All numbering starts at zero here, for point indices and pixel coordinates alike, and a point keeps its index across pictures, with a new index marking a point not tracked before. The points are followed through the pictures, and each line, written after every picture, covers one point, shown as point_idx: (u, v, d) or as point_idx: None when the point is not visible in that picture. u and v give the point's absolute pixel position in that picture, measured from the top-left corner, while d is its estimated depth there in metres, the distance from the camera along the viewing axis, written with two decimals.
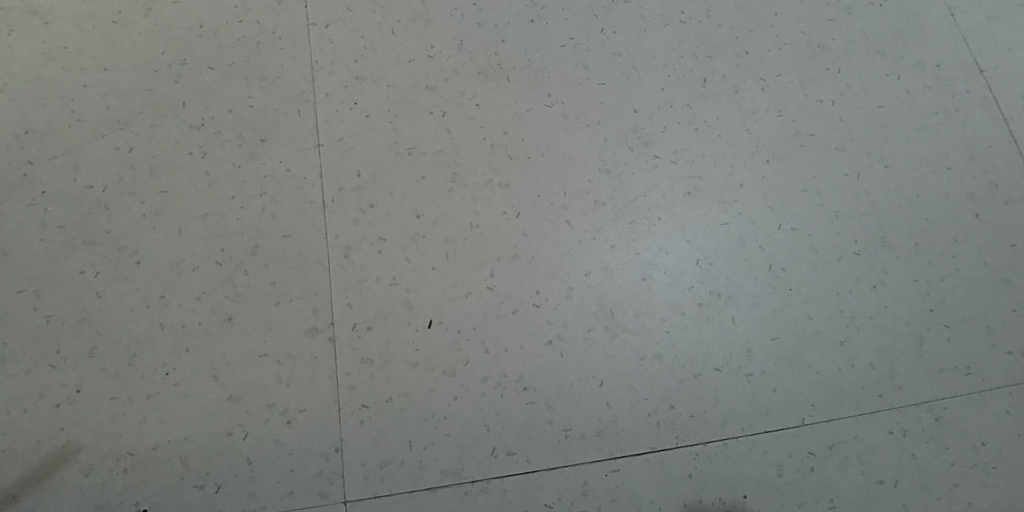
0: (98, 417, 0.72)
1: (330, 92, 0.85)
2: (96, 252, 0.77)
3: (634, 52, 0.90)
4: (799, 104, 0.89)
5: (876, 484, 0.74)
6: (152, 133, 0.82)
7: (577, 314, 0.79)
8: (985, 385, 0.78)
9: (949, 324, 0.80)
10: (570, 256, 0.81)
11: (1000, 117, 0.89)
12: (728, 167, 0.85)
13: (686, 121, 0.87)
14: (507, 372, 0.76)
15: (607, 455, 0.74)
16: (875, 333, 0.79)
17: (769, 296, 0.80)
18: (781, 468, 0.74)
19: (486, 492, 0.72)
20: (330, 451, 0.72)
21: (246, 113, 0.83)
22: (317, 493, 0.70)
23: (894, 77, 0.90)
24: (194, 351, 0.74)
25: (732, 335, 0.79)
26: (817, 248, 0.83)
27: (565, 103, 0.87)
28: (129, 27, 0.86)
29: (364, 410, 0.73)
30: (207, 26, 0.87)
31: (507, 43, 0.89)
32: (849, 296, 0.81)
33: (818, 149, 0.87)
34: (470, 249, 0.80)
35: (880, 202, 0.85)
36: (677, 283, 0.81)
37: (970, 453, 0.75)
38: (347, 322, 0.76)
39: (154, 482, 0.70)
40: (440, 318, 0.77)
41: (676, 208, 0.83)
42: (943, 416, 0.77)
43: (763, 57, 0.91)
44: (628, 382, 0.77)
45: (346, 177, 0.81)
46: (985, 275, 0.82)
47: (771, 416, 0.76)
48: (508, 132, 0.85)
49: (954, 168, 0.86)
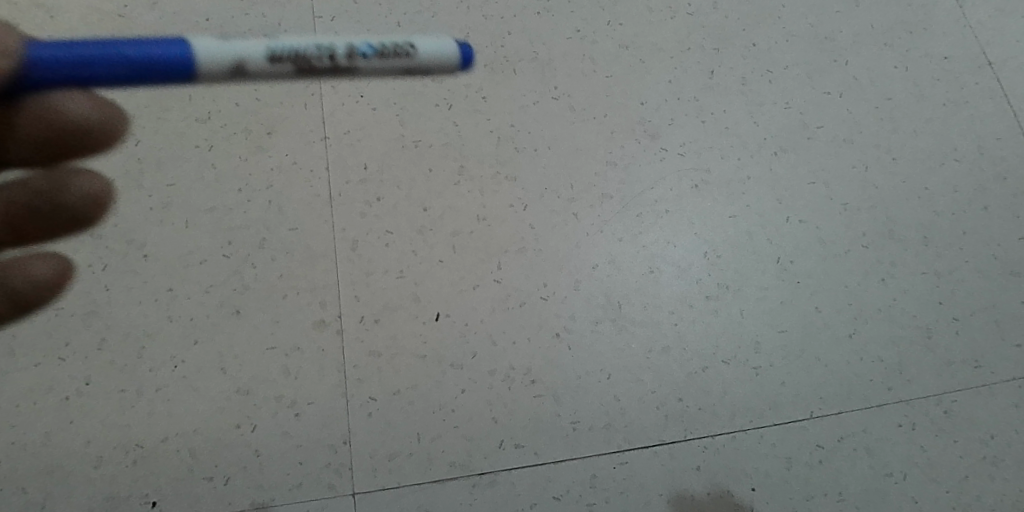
0: (107, 410, 0.72)
1: (336, 85, 0.85)
2: (103, 246, 0.77)
3: (640, 45, 0.90)
4: (806, 96, 0.89)
5: (885, 477, 0.74)
6: (158, 125, 0.82)
7: (585, 307, 0.78)
8: (994, 378, 0.78)
9: (957, 316, 0.80)
10: (577, 250, 0.80)
11: (1009, 109, 0.89)
12: (735, 159, 0.85)
13: (693, 114, 0.87)
14: (514, 365, 0.76)
15: (614, 447, 0.74)
16: (883, 325, 0.79)
17: (777, 288, 0.80)
18: (789, 461, 0.74)
19: (494, 485, 0.71)
20: (338, 444, 0.72)
21: (252, 106, 0.83)
22: (325, 485, 0.70)
23: (902, 69, 0.90)
24: (202, 344, 0.74)
25: (740, 327, 0.79)
26: (825, 240, 0.82)
27: (571, 96, 0.86)
28: (134, 20, 0.87)
29: (372, 402, 0.73)
30: (212, 19, 0.87)
31: (513, 36, 0.89)
32: (857, 289, 0.80)
33: (826, 142, 0.86)
34: (477, 242, 0.80)
35: (889, 195, 0.84)
36: (685, 276, 0.80)
37: (979, 446, 0.75)
38: (354, 315, 0.76)
39: (163, 473, 0.70)
40: (447, 310, 0.77)
41: (685, 200, 0.83)
42: (951, 409, 0.76)
43: (770, 49, 0.91)
44: (636, 374, 0.76)
45: (353, 169, 0.81)
46: (994, 267, 0.82)
47: (779, 408, 0.76)
48: (514, 125, 0.85)
49: (962, 161, 0.86)
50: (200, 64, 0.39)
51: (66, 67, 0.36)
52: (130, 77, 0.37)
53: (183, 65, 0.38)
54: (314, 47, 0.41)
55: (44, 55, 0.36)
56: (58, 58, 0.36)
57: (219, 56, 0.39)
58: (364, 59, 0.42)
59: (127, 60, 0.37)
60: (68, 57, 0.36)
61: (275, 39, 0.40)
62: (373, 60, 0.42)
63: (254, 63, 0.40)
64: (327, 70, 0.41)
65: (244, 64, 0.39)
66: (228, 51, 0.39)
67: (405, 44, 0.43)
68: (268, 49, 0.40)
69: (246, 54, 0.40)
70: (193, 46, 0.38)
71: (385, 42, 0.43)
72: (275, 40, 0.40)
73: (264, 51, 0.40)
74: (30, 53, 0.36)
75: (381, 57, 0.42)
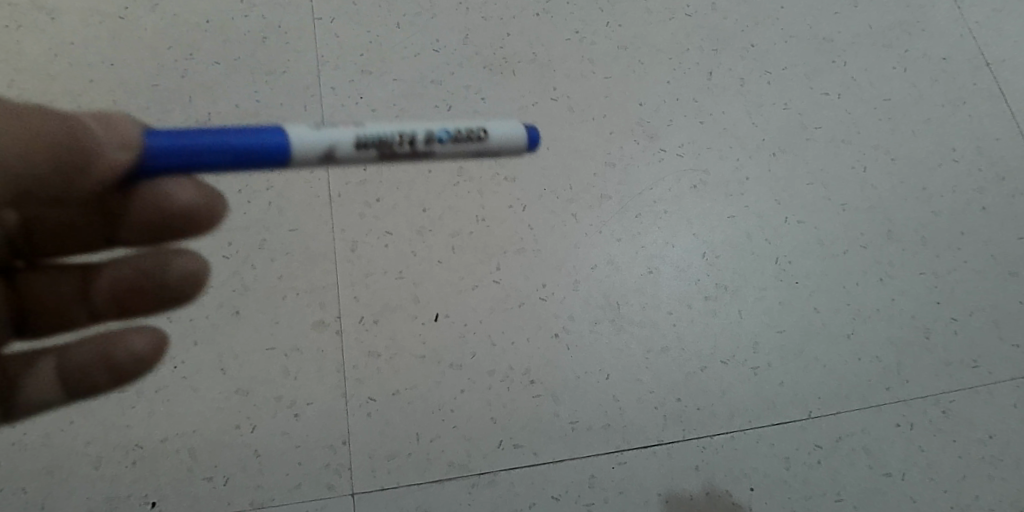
0: (106, 410, 0.72)
1: (336, 86, 0.85)
2: None
3: (640, 45, 0.90)
4: (805, 96, 0.89)
5: (883, 477, 0.74)
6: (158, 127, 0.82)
7: (584, 307, 0.79)
8: (992, 378, 0.78)
9: (956, 316, 0.80)
10: (576, 250, 0.81)
11: (1007, 109, 0.89)
12: (734, 160, 0.85)
13: (692, 115, 0.87)
14: (513, 366, 0.76)
15: (613, 447, 0.74)
16: (882, 325, 0.79)
17: (775, 288, 0.80)
18: (788, 461, 0.74)
19: (493, 485, 0.72)
20: (337, 444, 0.72)
21: (252, 107, 0.84)
22: (324, 485, 0.71)
23: (901, 70, 0.91)
24: (202, 344, 0.75)
25: (738, 328, 0.79)
26: (824, 241, 0.82)
27: (571, 97, 0.87)
28: (134, 22, 0.87)
29: (371, 403, 0.73)
30: (212, 21, 0.88)
31: (512, 38, 0.89)
32: (856, 289, 0.81)
33: (824, 142, 0.87)
34: (476, 242, 0.80)
35: (888, 196, 0.85)
36: (684, 276, 0.81)
37: (977, 446, 0.75)
38: (353, 316, 0.76)
39: (163, 474, 0.70)
40: (446, 310, 0.77)
41: (683, 200, 0.84)
42: (949, 409, 0.76)
43: (769, 50, 0.91)
44: (635, 374, 0.77)
45: (353, 170, 0.81)
46: (992, 268, 0.82)
47: (778, 408, 0.76)
48: (513, 126, 0.85)
49: (960, 161, 0.86)
50: (296, 151, 0.45)
51: (181, 156, 0.43)
52: (234, 163, 0.44)
53: (280, 149, 0.44)
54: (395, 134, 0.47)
55: (164, 145, 0.43)
56: (170, 148, 0.43)
57: (315, 144, 0.45)
58: (441, 144, 0.48)
59: (232, 148, 0.43)
60: (183, 147, 0.43)
61: (362, 127, 0.47)
62: (448, 144, 0.49)
63: (346, 148, 0.46)
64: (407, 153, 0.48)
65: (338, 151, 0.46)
66: (324, 139, 0.45)
67: (476, 128, 0.49)
68: (356, 136, 0.46)
69: (339, 141, 0.46)
70: (287, 135, 0.45)
71: (458, 127, 0.49)
72: (362, 129, 0.46)
73: (353, 139, 0.46)
74: (150, 142, 0.43)
75: (454, 141, 0.49)
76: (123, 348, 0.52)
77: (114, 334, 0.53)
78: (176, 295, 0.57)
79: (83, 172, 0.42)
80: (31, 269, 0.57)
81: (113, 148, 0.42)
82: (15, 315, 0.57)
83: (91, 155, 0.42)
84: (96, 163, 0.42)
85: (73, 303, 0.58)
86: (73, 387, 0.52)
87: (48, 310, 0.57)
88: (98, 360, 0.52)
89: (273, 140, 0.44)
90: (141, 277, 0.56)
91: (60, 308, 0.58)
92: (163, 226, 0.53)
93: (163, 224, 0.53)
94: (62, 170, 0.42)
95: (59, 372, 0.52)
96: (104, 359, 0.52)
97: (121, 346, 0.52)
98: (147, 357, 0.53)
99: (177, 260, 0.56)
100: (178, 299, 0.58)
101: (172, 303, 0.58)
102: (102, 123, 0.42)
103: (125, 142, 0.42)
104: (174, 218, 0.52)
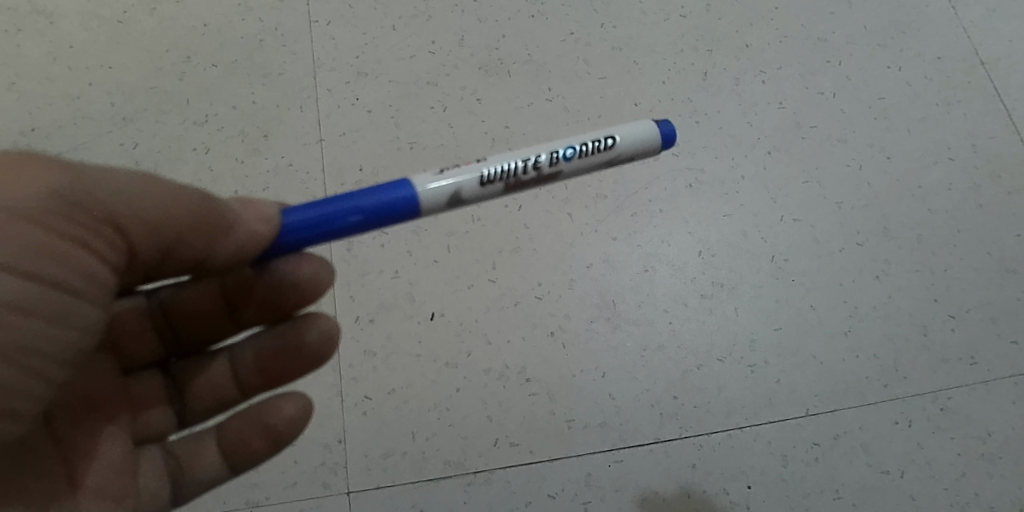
0: None
1: (332, 88, 0.86)
2: None
3: (634, 46, 0.91)
4: (799, 95, 0.89)
5: (882, 474, 0.73)
6: (156, 128, 0.83)
7: (579, 305, 0.79)
8: (991, 374, 0.77)
9: (953, 313, 0.79)
10: (572, 249, 0.81)
11: (1002, 107, 0.89)
12: (729, 159, 0.86)
13: (687, 114, 0.87)
14: (509, 364, 0.76)
15: (609, 445, 0.73)
16: (879, 323, 0.79)
17: (771, 286, 0.80)
18: (785, 458, 0.74)
19: (489, 483, 0.71)
20: (334, 442, 0.72)
21: (249, 109, 0.84)
22: (321, 484, 0.71)
23: (895, 69, 0.91)
24: None
25: (734, 325, 0.79)
26: (820, 239, 0.82)
27: (566, 97, 0.87)
28: (133, 25, 0.89)
29: (367, 401, 0.74)
30: (210, 24, 0.89)
31: (507, 39, 0.90)
32: (852, 287, 0.80)
33: (819, 140, 0.87)
34: (472, 242, 0.80)
35: (883, 194, 0.85)
36: (679, 274, 0.81)
37: (978, 444, 0.74)
38: (349, 315, 0.77)
39: None
40: (443, 309, 0.78)
41: (679, 199, 0.84)
42: (947, 406, 0.76)
43: (763, 50, 0.91)
44: (631, 372, 0.76)
45: (349, 171, 0.81)
46: (989, 265, 0.81)
47: (775, 405, 0.76)
48: (508, 126, 0.85)
49: (955, 160, 0.86)
50: (425, 200, 0.44)
51: (315, 230, 0.43)
52: (369, 223, 0.43)
53: (409, 204, 0.44)
54: (520, 162, 0.46)
55: (298, 221, 0.44)
56: (307, 224, 0.43)
57: (441, 189, 0.44)
58: (567, 162, 0.47)
59: (362, 211, 0.43)
60: (315, 217, 0.43)
61: (483, 164, 0.46)
62: (575, 161, 0.47)
63: (474, 186, 0.45)
64: (534, 179, 0.47)
65: (464, 192, 0.45)
66: (446, 183, 0.45)
67: (604, 137, 0.47)
68: (481, 174, 0.46)
69: (465, 180, 0.45)
70: (413, 185, 0.44)
71: (585, 141, 0.47)
72: (482, 165, 0.46)
73: (478, 177, 0.45)
74: (285, 221, 0.44)
75: (582, 156, 0.47)
76: (274, 412, 0.53)
77: (267, 400, 0.54)
78: (316, 355, 0.54)
79: (221, 236, 0.44)
80: (179, 362, 0.56)
81: (255, 222, 0.43)
82: (169, 405, 0.56)
83: (231, 222, 0.43)
84: (235, 230, 0.43)
85: (219, 388, 0.56)
86: (236, 458, 0.54)
87: (195, 394, 0.56)
88: (256, 425, 0.53)
89: (401, 193, 0.44)
90: (279, 341, 0.54)
91: (201, 394, 0.56)
92: (291, 296, 0.51)
93: (290, 294, 0.51)
94: (198, 229, 0.43)
95: (225, 443, 0.54)
96: (259, 424, 0.54)
97: (274, 411, 0.53)
98: (296, 419, 0.54)
99: (312, 321, 0.53)
100: (317, 363, 0.55)
101: (314, 365, 0.55)
102: (242, 203, 0.44)
103: (266, 217, 0.43)
104: (292, 291, 0.51)
